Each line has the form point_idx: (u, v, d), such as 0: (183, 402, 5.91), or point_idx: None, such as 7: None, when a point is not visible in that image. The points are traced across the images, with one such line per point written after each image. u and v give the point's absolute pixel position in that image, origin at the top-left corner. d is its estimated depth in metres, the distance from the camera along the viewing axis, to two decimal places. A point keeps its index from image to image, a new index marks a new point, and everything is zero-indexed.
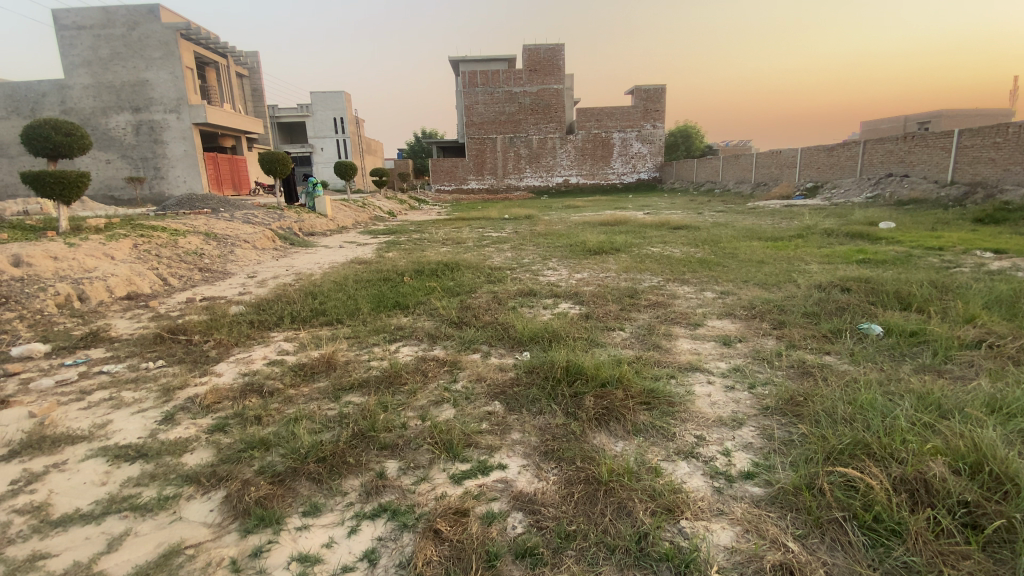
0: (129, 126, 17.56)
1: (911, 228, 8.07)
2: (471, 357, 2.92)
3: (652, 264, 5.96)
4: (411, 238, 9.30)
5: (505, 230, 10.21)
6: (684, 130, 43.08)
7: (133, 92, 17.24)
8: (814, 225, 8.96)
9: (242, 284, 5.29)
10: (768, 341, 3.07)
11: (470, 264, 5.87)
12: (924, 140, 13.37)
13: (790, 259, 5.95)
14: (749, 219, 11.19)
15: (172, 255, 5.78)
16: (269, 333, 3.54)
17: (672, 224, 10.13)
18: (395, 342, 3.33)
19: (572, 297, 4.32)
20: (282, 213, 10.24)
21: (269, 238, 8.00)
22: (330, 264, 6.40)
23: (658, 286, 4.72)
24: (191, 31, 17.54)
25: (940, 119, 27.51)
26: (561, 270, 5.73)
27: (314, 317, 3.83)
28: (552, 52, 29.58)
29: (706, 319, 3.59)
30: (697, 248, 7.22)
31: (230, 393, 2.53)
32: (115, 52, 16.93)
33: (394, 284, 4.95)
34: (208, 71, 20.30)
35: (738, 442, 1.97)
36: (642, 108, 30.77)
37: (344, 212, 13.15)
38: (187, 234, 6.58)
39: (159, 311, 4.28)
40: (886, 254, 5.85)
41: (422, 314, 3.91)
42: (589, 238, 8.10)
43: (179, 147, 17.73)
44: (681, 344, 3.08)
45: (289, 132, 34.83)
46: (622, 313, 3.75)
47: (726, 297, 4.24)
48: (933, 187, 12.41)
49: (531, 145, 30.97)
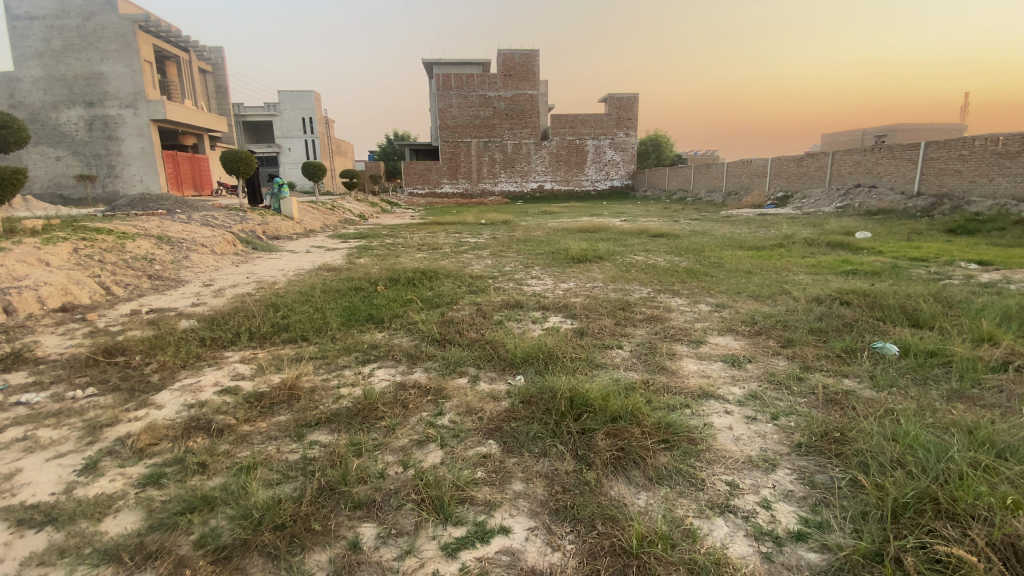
0: (80, 121, 16.47)
1: (888, 239, 8.11)
2: (457, 383, 2.57)
3: (639, 273, 5.73)
4: (385, 243, 8.87)
5: (482, 236, 9.88)
6: (655, 138, 43.74)
7: (85, 85, 16.18)
8: (793, 234, 8.94)
9: (197, 294, 4.79)
10: (780, 362, 2.83)
11: (448, 272, 5.50)
12: (892, 151, 13.70)
13: (778, 269, 5.83)
14: (726, 227, 11.18)
15: (118, 261, 5.21)
16: (223, 353, 3.11)
17: (652, 232, 10.01)
18: (369, 364, 2.94)
19: (561, 310, 4.02)
20: (245, 216, 9.66)
21: (231, 242, 7.44)
22: (296, 271, 5.92)
23: (649, 298, 4.46)
24: (151, 23, 16.63)
25: (898, 132, 28.55)
26: (544, 279, 5.43)
27: (276, 334, 3.40)
28: (527, 58, 29.52)
29: (709, 336, 3.33)
30: (682, 257, 7.03)
31: (169, 432, 2.12)
32: (67, 42, 15.88)
33: (366, 295, 4.54)
34: (169, 66, 19.32)
35: (777, 489, 1.70)
36: (616, 116, 30.99)
37: (312, 215, 12.59)
38: (137, 238, 6.00)
39: (98, 326, 3.77)
40: (872, 265, 5.77)
41: (398, 330, 3.53)
42: (570, 245, 7.85)
43: (136, 144, 16.74)
44: (688, 365, 2.81)
45: (256, 132, 33.68)
46: (618, 328, 3.47)
47: (723, 310, 4.02)
48: (900, 198, 12.70)
49: (505, 150, 30.73)
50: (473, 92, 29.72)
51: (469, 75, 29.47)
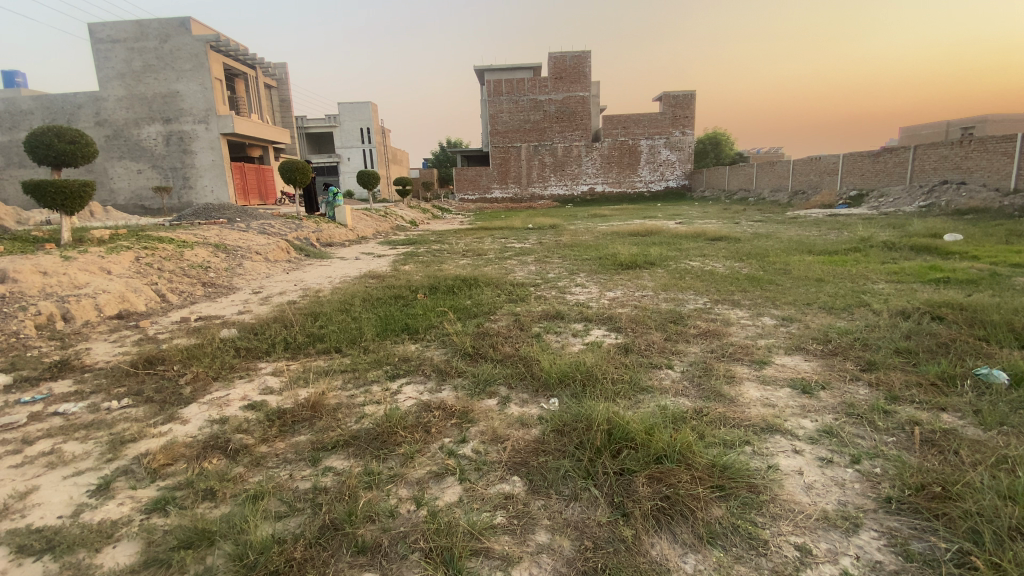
0: (159, 136, 17.75)
1: (984, 241, 7.19)
2: (486, 405, 2.37)
3: (694, 281, 5.34)
4: (431, 249, 8.87)
5: (529, 240, 9.70)
6: (713, 136, 42.11)
7: (164, 103, 17.44)
8: (870, 237, 8.13)
9: (245, 301, 4.88)
10: (859, 391, 2.44)
11: (490, 280, 5.33)
12: (984, 144, 12.33)
13: (853, 276, 5.25)
14: (793, 230, 10.38)
15: (175, 269, 5.42)
16: (257, 364, 3.07)
17: (709, 235, 9.46)
18: (398, 380, 2.79)
19: (606, 323, 3.74)
20: (301, 223, 9.96)
21: (284, 250, 7.65)
22: (342, 279, 5.96)
23: (704, 310, 4.08)
24: (221, 43, 17.70)
25: (990, 123, 25.85)
26: (590, 287, 5.15)
27: (310, 345, 3.35)
28: (578, 60, 29.17)
29: (773, 356, 2.96)
30: (743, 263, 6.52)
31: (187, 452, 2.05)
32: (148, 63, 17.17)
33: (405, 304, 4.45)
34: (237, 83, 20.52)
35: (861, 560, 1.39)
36: (671, 116, 29.99)
37: (365, 222, 12.87)
38: (195, 246, 6.25)
39: (147, 333, 3.88)
40: (967, 272, 5.08)
41: (433, 342, 3.39)
42: (620, 250, 7.50)
43: (207, 157, 17.87)
44: (749, 392, 2.47)
45: (317, 142, 35.26)
46: (668, 345, 3.16)
47: (790, 324, 3.60)
48: (996, 195, 11.37)
49: (556, 153, 30.46)
50: (524, 96, 29.72)
51: (519, 79, 29.49)
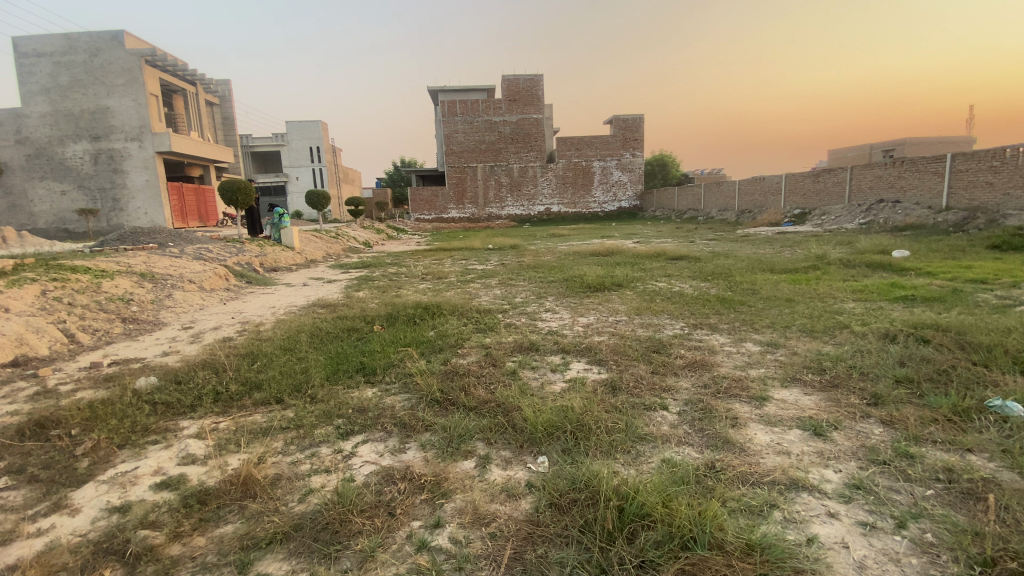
0: (86, 155, 16.37)
1: (931, 257, 7.43)
2: (461, 469, 1.97)
3: (666, 303, 5.15)
4: (387, 273, 8.36)
5: (490, 262, 9.37)
6: (661, 158, 43.65)
7: (92, 119, 16.15)
8: (824, 254, 8.29)
9: (172, 340, 4.26)
10: (873, 431, 2.22)
11: (453, 306, 4.93)
12: (915, 165, 13.14)
13: (821, 295, 5.22)
14: (748, 248, 10.54)
15: (90, 303, 4.71)
16: (179, 424, 2.54)
17: (669, 254, 9.46)
18: (352, 439, 2.35)
19: (585, 354, 3.42)
20: (243, 247, 9.23)
21: (222, 277, 6.95)
22: (287, 309, 5.40)
23: (684, 336, 3.84)
24: (157, 57, 16.65)
25: (910, 147, 28.01)
26: (560, 313, 4.84)
27: (246, 396, 2.83)
28: (531, 83, 29.55)
29: (771, 390, 2.72)
30: (710, 283, 6.43)
31: (69, 562, 1.54)
32: (74, 77, 15.89)
33: (360, 338, 3.98)
34: (176, 99, 19.38)
35: None
36: (621, 137, 30.79)
37: (314, 245, 12.18)
38: (116, 276, 5.52)
39: (46, 385, 3.22)
40: (928, 289, 5.14)
41: (394, 386, 2.95)
42: (585, 271, 7.28)
43: (140, 177, 16.60)
44: (757, 436, 2.20)
45: (264, 162, 33.90)
46: (657, 380, 2.87)
47: (776, 351, 3.41)
48: (929, 212, 12.06)
49: (512, 173, 30.53)
50: (478, 117, 29.75)
51: (474, 101, 29.53)
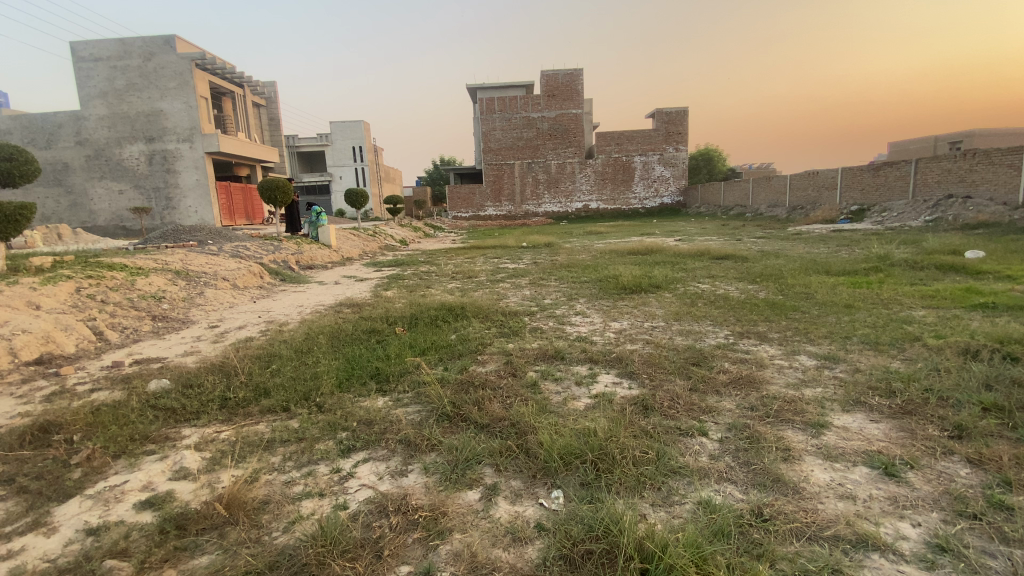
0: (142, 156, 17.18)
1: (1011, 258, 6.67)
2: (463, 502, 1.74)
3: (708, 308, 4.77)
4: (418, 272, 8.26)
5: (523, 260, 9.14)
6: (706, 153, 42.13)
7: (147, 122, 16.91)
8: (887, 254, 7.59)
9: (196, 339, 4.23)
10: (959, 472, 1.84)
11: (478, 308, 4.72)
12: (990, 156, 11.98)
13: (884, 301, 4.70)
14: (799, 247, 9.86)
15: (122, 300, 4.77)
16: (180, 436, 2.42)
17: (713, 253, 8.93)
18: (353, 456, 2.16)
19: (615, 365, 3.12)
20: (280, 245, 9.35)
21: (256, 274, 7.00)
22: (314, 308, 5.34)
23: (728, 346, 3.49)
24: (207, 61, 17.25)
25: (982, 139, 25.86)
26: (592, 317, 4.54)
27: (253, 403, 2.71)
28: (570, 77, 29.03)
29: (829, 415, 2.36)
30: (758, 285, 5.96)
31: None
32: (130, 82, 16.67)
33: (379, 341, 3.82)
34: (224, 101, 20.08)
35: None
36: (664, 132, 29.82)
37: (351, 242, 12.27)
38: (151, 273, 5.60)
39: (64, 384, 3.21)
40: (1010, 296, 4.54)
41: (406, 397, 2.75)
42: (621, 271, 6.92)
43: (192, 176, 17.28)
44: (814, 474, 1.87)
45: (309, 162, 34.90)
46: (697, 399, 2.54)
47: (835, 366, 3.01)
48: (1005, 209, 10.97)
49: (550, 170, 30.16)
50: (517, 114, 29.53)
51: (512, 97, 29.32)
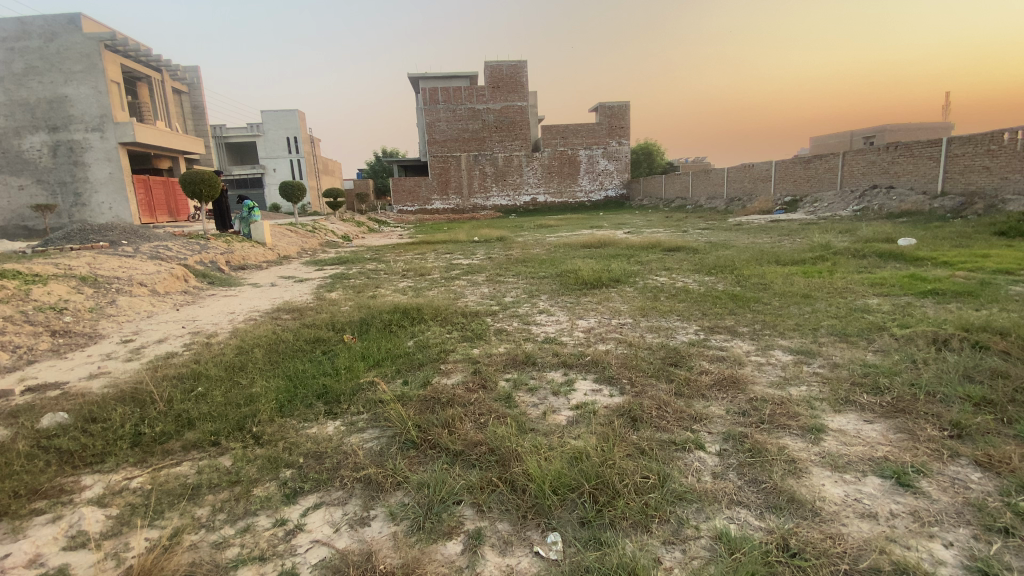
0: (44, 147, 15.33)
1: (940, 245, 7.07)
2: (442, 558, 1.44)
3: (673, 302, 4.65)
4: (365, 271, 7.74)
5: (476, 256, 8.80)
6: (646, 147, 43.20)
7: (49, 109, 15.09)
8: (828, 243, 7.86)
9: (107, 357, 3.62)
10: (970, 478, 1.75)
11: (435, 310, 4.36)
12: (910, 150, 12.84)
13: (839, 290, 4.77)
14: (745, 237, 10.13)
15: (13, 314, 4.03)
16: (78, 489, 1.94)
17: (664, 245, 8.95)
18: (301, 503, 1.80)
19: (592, 370, 2.89)
20: (208, 244, 8.51)
21: (179, 278, 6.26)
22: (247, 315, 4.78)
23: (702, 343, 3.35)
24: (118, 42, 15.57)
25: (893, 134, 27.96)
26: (557, 315, 4.30)
27: (174, 439, 2.26)
28: (514, 69, 28.80)
29: (822, 417, 2.23)
30: (715, 277, 5.94)
31: None
32: (28, 64, 14.81)
33: (326, 352, 3.40)
34: (140, 87, 18.28)
35: None
36: (607, 125, 30.21)
37: (288, 240, 11.45)
38: (51, 281, 4.82)
39: None
40: (954, 282, 4.72)
41: (362, 420, 2.40)
42: (578, 265, 6.76)
43: (104, 169, 15.57)
44: (827, 490, 1.71)
45: (239, 154, 32.73)
46: (685, 406, 2.35)
47: (812, 361, 2.93)
48: (924, 198, 11.77)
49: (496, 163, 29.85)
50: (461, 105, 28.93)
51: (456, 88, 28.69)
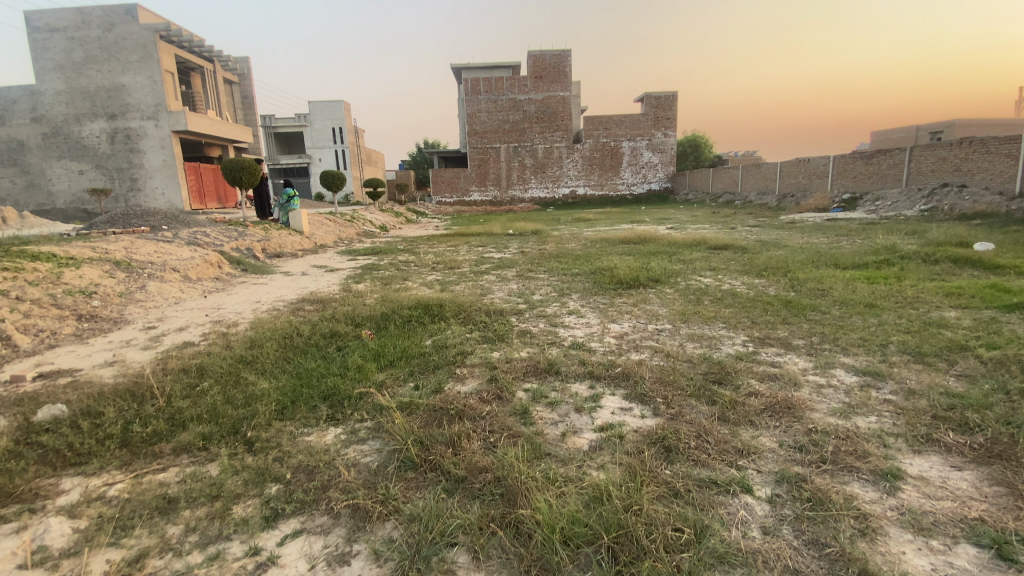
0: (103, 134, 16.05)
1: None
2: None
3: (718, 306, 4.25)
4: (395, 262, 7.63)
5: (509, 249, 8.55)
6: (694, 139, 41.60)
7: (108, 97, 15.76)
8: (894, 246, 7.16)
9: (125, 344, 3.58)
10: None
11: (458, 307, 4.13)
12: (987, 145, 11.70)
13: (908, 299, 4.25)
14: (797, 236, 9.44)
15: (42, 297, 4.07)
16: (53, 495, 1.80)
17: (709, 243, 8.43)
18: (279, 528, 1.59)
19: (622, 385, 2.57)
20: (246, 231, 8.61)
21: (212, 264, 6.30)
22: (271, 305, 4.70)
23: (750, 357, 2.97)
24: (172, 32, 16.08)
25: (967, 129, 25.80)
26: (587, 317, 3.99)
27: (165, 441, 2.11)
28: (558, 59, 28.19)
29: (897, 459, 1.85)
30: (765, 279, 5.47)
31: None
32: (89, 54, 15.50)
33: (339, 349, 3.22)
34: (193, 77, 18.91)
35: None
36: (653, 117, 29.22)
37: (325, 228, 11.53)
38: (85, 264, 4.89)
39: None
40: None
41: (363, 429, 2.19)
42: (615, 262, 6.41)
43: (158, 156, 16.19)
44: (908, 561, 1.36)
45: (287, 144, 33.68)
46: (730, 435, 2.01)
47: (882, 385, 2.52)
48: (1001, 199, 10.70)
49: (536, 155, 29.44)
50: (503, 96, 28.63)
51: (498, 79, 28.40)
